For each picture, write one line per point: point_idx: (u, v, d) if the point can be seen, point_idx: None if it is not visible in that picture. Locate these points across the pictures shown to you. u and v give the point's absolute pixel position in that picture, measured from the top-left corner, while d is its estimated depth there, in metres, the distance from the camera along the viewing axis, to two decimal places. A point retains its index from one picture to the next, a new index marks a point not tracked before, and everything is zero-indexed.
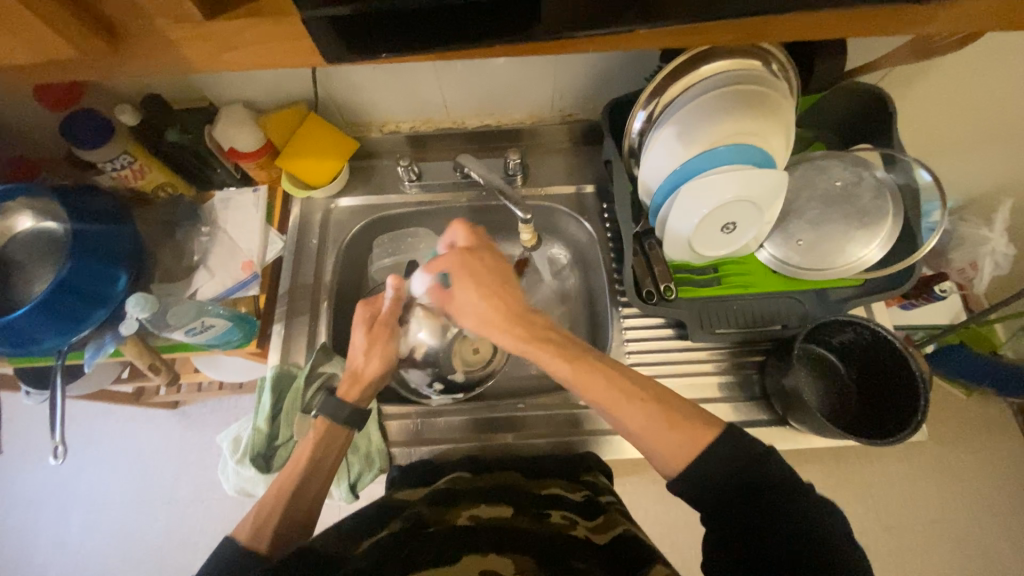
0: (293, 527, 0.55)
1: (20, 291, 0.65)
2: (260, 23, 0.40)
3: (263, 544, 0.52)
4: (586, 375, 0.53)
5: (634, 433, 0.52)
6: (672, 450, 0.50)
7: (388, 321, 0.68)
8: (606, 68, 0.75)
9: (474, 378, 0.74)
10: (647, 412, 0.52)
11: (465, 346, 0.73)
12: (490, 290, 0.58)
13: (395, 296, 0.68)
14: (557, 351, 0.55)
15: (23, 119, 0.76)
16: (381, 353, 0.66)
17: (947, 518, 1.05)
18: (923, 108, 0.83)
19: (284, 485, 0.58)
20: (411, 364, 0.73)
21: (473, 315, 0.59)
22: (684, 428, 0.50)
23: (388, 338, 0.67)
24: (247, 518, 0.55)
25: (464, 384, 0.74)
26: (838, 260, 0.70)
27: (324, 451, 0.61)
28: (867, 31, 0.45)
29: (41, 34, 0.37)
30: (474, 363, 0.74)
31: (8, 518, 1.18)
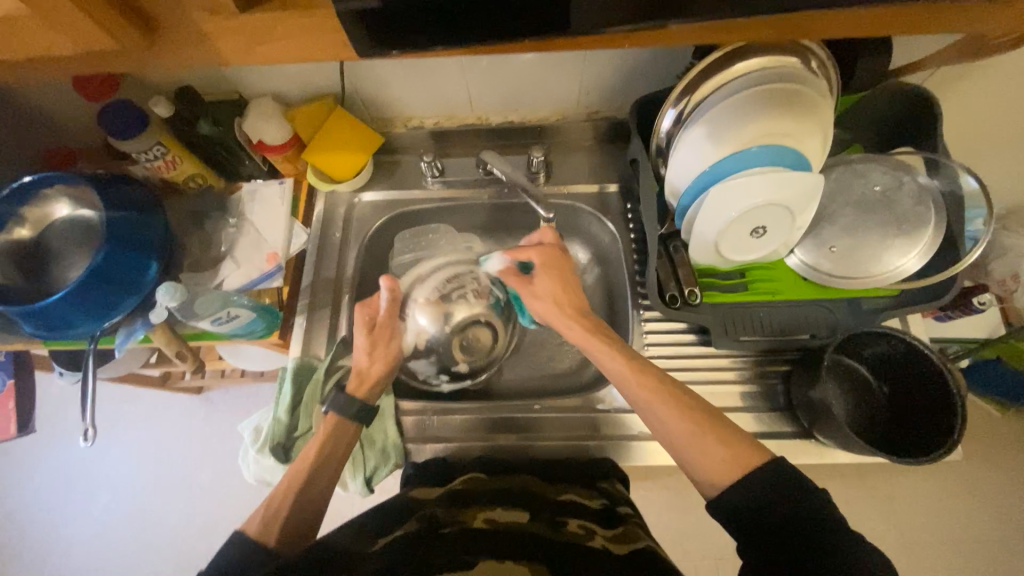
0: (302, 523, 0.55)
1: (57, 277, 0.67)
2: (291, 16, 0.40)
3: (272, 540, 0.52)
4: (638, 372, 0.57)
5: (677, 444, 0.53)
6: (714, 461, 0.50)
7: (389, 322, 0.70)
8: (635, 65, 0.73)
9: (478, 365, 0.78)
10: (693, 420, 0.53)
11: (467, 336, 0.76)
12: (559, 280, 0.67)
13: (391, 298, 0.69)
14: (614, 347, 0.60)
15: (63, 110, 0.79)
16: (384, 353, 0.68)
17: (978, 541, 1.00)
18: (970, 110, 0.79)
19: (294, 478, 0.58)
20: (416, 359, 0.74)
21: (546, 300, 0.66)
22: (726, 438, 0.51)
23: (392, 337, 0.69)
24: (257, 513, 0.55)
25: (469, 373, 0.77)
26: (872, 268, 0.67)
27: (333, 447, 0.62)
28: (919, 28, 0.43)
29: (81, 25, 0.38)
30: (475, 351, 0.77)
31: (40, 494, 1.23)
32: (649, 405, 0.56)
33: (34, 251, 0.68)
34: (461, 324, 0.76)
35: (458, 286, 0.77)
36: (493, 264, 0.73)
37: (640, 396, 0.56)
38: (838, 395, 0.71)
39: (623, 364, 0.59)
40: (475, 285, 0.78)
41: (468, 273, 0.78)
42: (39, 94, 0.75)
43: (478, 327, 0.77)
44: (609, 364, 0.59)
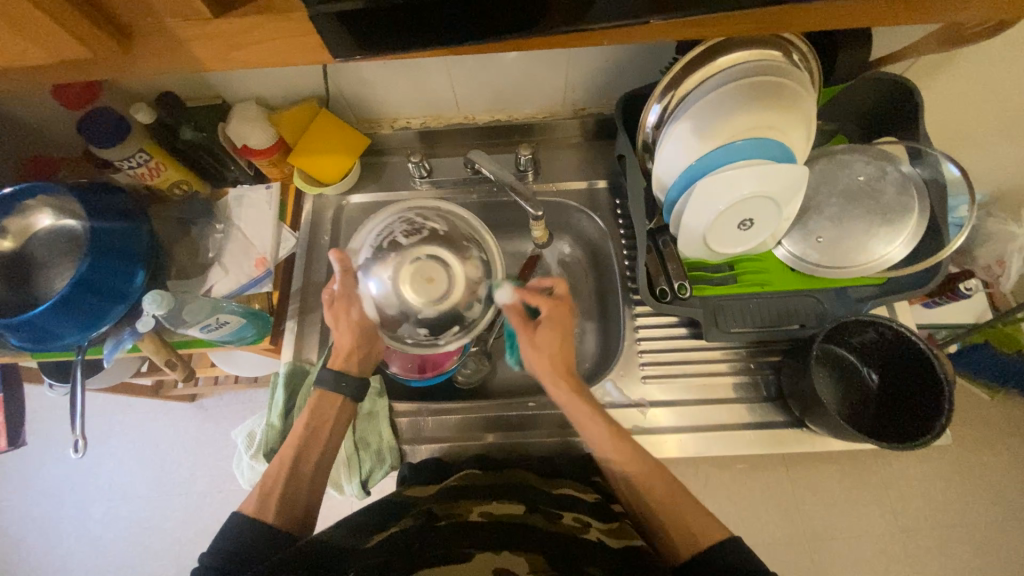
0: (297, 501, 0.56)
1: (41, 288, 0.66)
2: (268, 20, 0.39)
3: (269, 516, 0.54)
4: (619, 444, 0.58)
5: (647, 514, 0.55)
6: (682, 534, 0.52)
7: (344, 292, 0.65)
8: (619, 62, 0.73)
9: (453, 302, 0.65)
10: (666, 500, 0.55)
11: (418, 277, 0.64)
12: (559, 336, 0.62)
13: (342, 269, 0.64)
14: (602, 417, 0.59)
15: (43, 119, 0.78)
16: (349, 324, 0.65)
17: (968, 522, 1.02)
18: (952, 99, 0.80)
19: (282, 462, 0.58)
20: (390, 324, 0.64)
21: (542, 353, 0.61)
22: (692, 505, 0.54)
23: (351, 306, 0.65)
24: (254, 491, 0.57)
25: (448, 317, 0.65)
26: (859, 257, 0.67)
27: (315, 423, 0.61)
28: (895, 20, 0.43)
29: (54, 36, 0.37)
30: (436, 290, 0.64)
31: (33, 507, 1.22)
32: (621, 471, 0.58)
33: (16, 262, 0.67)
34: (409, 264, 0.65)
35: (391, 234, 0.67)
36: (500, 296, 0.64)
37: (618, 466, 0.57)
38: (827, 384, 0.72)
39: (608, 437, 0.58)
40: (406, 225, 0.68)
41: (397, 220, 0.69)
42: (17, 104, 0.74)
43: (426, 262, 0.65)
44: (592, 430, 0.59)
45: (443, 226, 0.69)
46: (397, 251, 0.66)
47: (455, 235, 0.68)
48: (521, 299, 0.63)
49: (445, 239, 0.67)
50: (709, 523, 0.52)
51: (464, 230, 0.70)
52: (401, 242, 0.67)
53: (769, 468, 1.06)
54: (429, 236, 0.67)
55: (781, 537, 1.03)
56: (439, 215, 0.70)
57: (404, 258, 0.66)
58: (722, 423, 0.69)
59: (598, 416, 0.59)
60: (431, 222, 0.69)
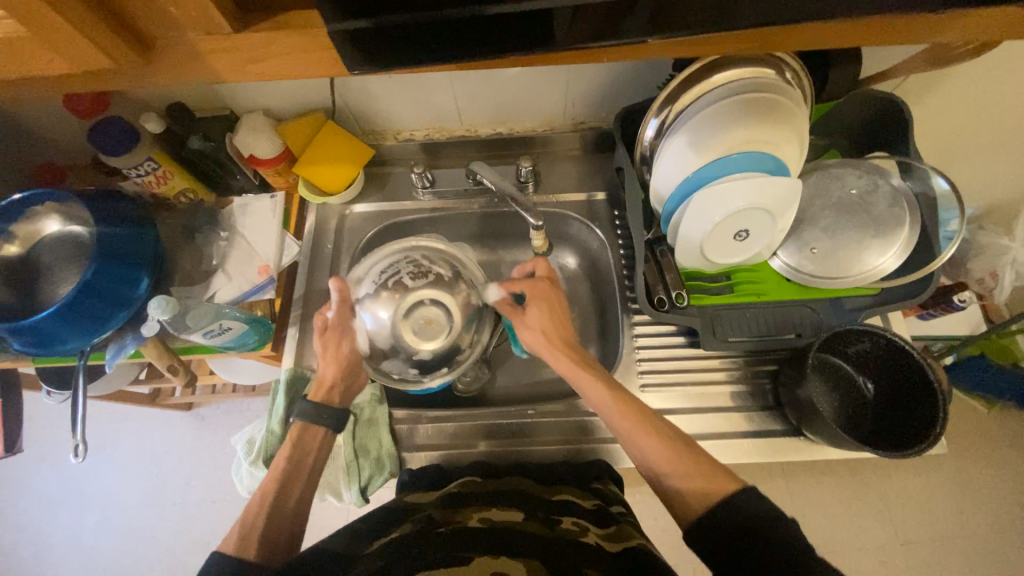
0: (280, 534, 0.54)
1: (45, 293, 0.67)
2: (285, 35, 0.41)
3: (251, 553, 0.51)
4: (625, 408, 0.58)
5: (658, 475, 0.54)
6: (693, 490, 0.51)
7: (338, 325, 0.65)
8: (618, 78, 0.75)
9: (446, 345, 0.70)
10: (674, 451, 0.54)
11: (418, 320, 0.70)
12: (545, 307, 0.65)
13: (339, 299, 0.65)
14: (603, 379, 0.60)
15: (54, 128, 0.79)
16: (336, 356, 0.64)
17: (969, 535, 1.02)
18: (941, 117, 0.82)
19: (264, 495, 0.56)
20: (380, 356, 0.69)
21: (535, 331, 0.64)
22: (702, 468, 0.52)
23: (343, 338, 0.65)
24: (233, 531, 0.53)
25: (439, 358, 0.70)
26: (852, 268, 0.69)
27: (299, 453, 0.61)
28: (884, 40, 0.44)
29: (81, 48, 0.38)
30: (431, 333, 0.70)
31: (25, 515, 1.20)
32: (635, 438, 0.56)
33: (22, 267, 0.68)
34: (409, 308, 0.70)
35: (396, 273, 0.72)
36: (488, 294, 0.69)
37: (624, 428, 0.57)
38: (823, 392, 0.72)
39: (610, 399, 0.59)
40: (413, 267, 0.73)
41: (403, 258, 0.74)
42: (29, 111, 0.75)
43: (428, 307, 0.71)
44: (596, 399, 0.59)
45: (447, 270, 0.74)
46: (400, 292, 0.71)
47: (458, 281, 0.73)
48: (508, 292, 0.68)
49: (448, 284, 0.73)
50: (723, 478, 0.51)
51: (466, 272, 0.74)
52: (406, 284, 0.72)
53: (768, 480, 1.06)
54: (434, 280, 0.72)
55: None
56: (446, 260, 0.74)
57: (406, 300, 0.71)
58: (720, 431, 0.70)
59: (601, 383, 0.59)
60: (437, 266, 0.74)
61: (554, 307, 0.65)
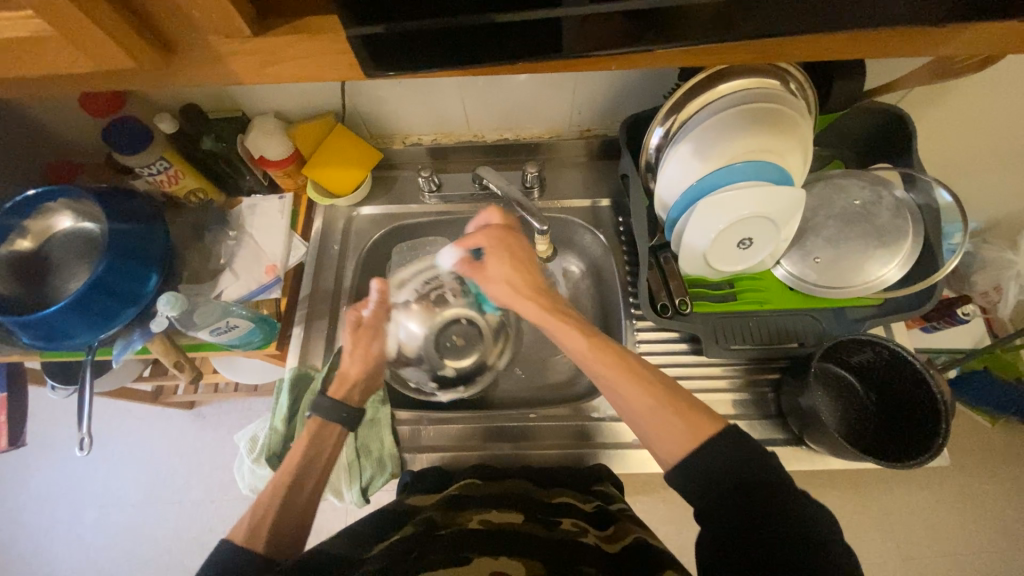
0: (288, 531, 0.54)
1: (55, 287, 0.68)
2: (302, 39, 0.42)
3: (259, 545, 0.51)
4: (600, 352, 0.55)
5: (639, 420, 0.52)
6: (674, 433, 0.49)
7: (372, 324, 0.69)
8: (625, 87, 0.76)
9: (468, 365, 0.78)
10: (652, 395, 0.52)
11: (447, 337, 0.78)
12: (512, 258, 0.63)
13: (378, 298, 0.70)
14: (575, 325, 0.58)
15: (70, 126, 0.81)
16: (364, 354, 0.66)
17: (971, 551, 1.01)
18: (945, 130, 0.83)
19: (277, 488, 0.56)
20: (403, 364, 0.75)
21: (500, 284, 0.63)
22: (683, 409, 0.50)
23: (374, 338, 0.68)
24: (244, 520, 0.54)
25: (458, 377, 0.77)
26: (855, 278, 0.69)
27: (315, 449, 0.60)
28: (888, 52, 0.45)
29: (104, 49, 0.39)
30: (460, 351, 0.78)
31: (24, 510, 1.21)
32: (611, 383, 0.54)
33: (33, 262, 0.69)
34: (444, 325, 0.78)
35: (438, 288, 0.79)
36: (448, 257, 0.69)
37: (600, 373, 0.54)
38: (826, 402, 0.72)
39: (583, 345, 0.56)
40: (454, 286, 0.79)
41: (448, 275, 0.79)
42: (45, 109, 0.77)
43: (460, 327, 0.79)
44: (569, 344, 0.57)
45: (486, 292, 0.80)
46: (439, 307, 0.78)
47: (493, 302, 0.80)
48: (466, 250, 0.67)
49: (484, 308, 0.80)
50: (702, 421, 0.49)
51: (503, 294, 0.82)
52: (446, 300, 0.79)
53: None
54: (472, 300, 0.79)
55: None
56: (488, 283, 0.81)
57: (444, 318, 0.78)
58: None
59: (572, 329, 0.57)
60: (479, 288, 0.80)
61: (519, 258, 0.63)
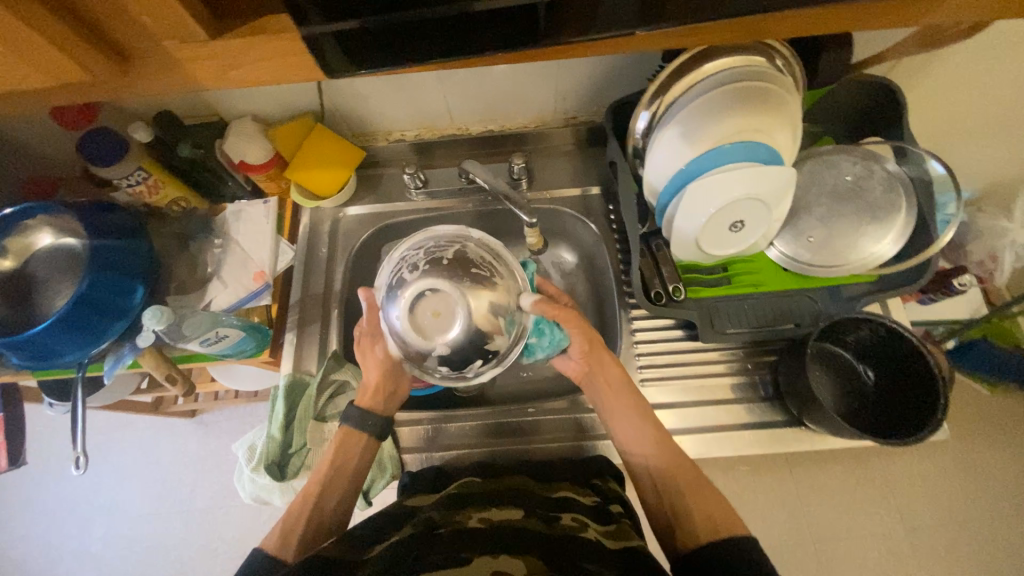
0: (318, 534, 0.58)
1: (40, 307, 0.67)
2: (263, 40, 0.41)
3: (290, 552, 0.55)
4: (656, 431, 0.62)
5: (671, 501, 0.57)
6: (707, 519, 0.53)
7: (371, 330, 0.66)
8: (608, 70, 0.74)
9: (468, 335, 0.59)
10: (692, 483, 0.57)
11: (424, 314, 0.59)
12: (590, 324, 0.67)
13: (370, 306, 0.66)
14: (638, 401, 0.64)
15: (43, 140, 0.79)
16: (374, 359, 0.65)
17: (974, 518, 1.02)
18: (938, 99, 0.82)
19: (307, 494, 0.60)
20: (415, 359, 0.61)
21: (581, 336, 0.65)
22: (720, 500, 0.55)
23: (375, 343, 0.66)
24: (275, 527, 0.57)
25: (471, 353, 0.59)
26: (849, 256, 0.69)
27: (341, 460, 0.62)
28: (874, 24, 0.43)
29: (57, 61, 0.38)
30: (448, 328, 0.59)
31: (34, 526, 1.21)
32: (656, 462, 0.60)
33: (15, 282, 0.68)
34: (416, 304, 0.59)
35: (400, 267, 0.63)
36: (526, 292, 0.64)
37: (652, 450, 0.61)
38: (824, 382, 0.72)
39: (641, 420, 0.62)
40: (414, 260, 0.64)
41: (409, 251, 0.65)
42: (18, 125, 0.75)
43: (432, 298, 0.59)
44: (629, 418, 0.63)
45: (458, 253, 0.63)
46: (403, 287, 0.61)
47: (471, 266, 0.62)
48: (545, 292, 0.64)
49: (459, 267, 0.62)
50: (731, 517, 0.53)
51: (474, 256, 0.64)
52: (408, 278, 0.62)
53: (773, 471, 1.05)
54: (437, 266, 0.62)
55: (786, 540, 1.03)
56: (455, 246, 0.65)
57: (411, 294, 0.60)
58: (722, 424, 0.70)
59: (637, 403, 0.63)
60: (442, 253, 0.64)
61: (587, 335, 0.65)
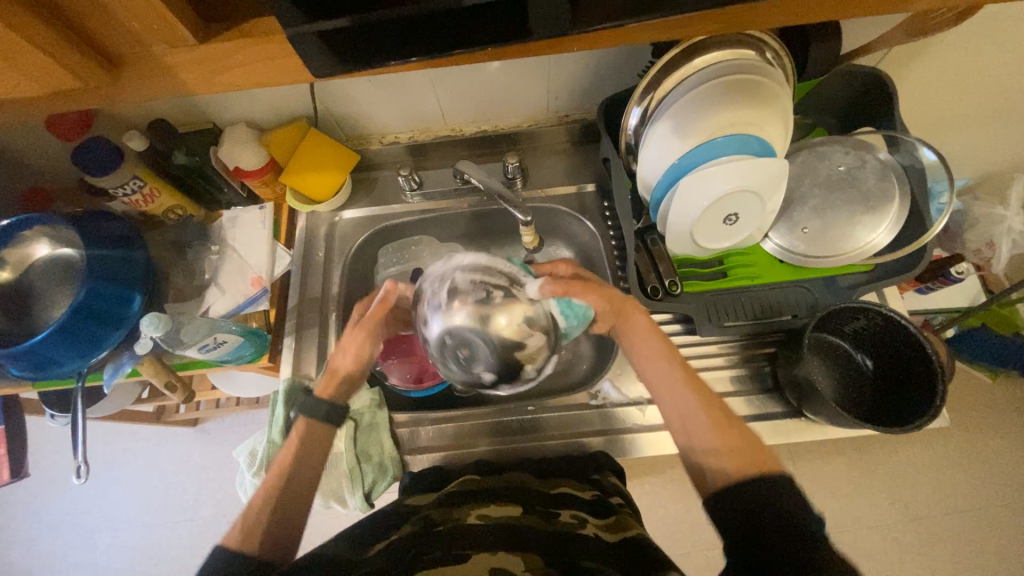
0: (285, 529, 0.53)
1: (39, 317, 0.67)
2: (252, 44, 0.41)
3: (254, 546, 0.50)
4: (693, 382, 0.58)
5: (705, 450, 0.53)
6: (739, 460, 0.50)
7: (371, 322, 0.64)
8: (599, 68, 0.75)
9: (506, 359, 0.54)
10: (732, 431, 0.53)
11: (456, 352, 0.55)
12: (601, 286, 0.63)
13: (383, 298, 0.64)
14: (671, 352, 0.60)
15: (39, 152, 0.79)
16: (356, 352, 0.64)
17: (978, 506, 1.02)
18: (929, 88, 0.82)
19: (270, 488, 0.56)
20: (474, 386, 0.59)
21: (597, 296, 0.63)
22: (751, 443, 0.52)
23: (365, 337, 0.64)
24: (236, 525, 0.53)
25: (517, 371, 0.56)
26: (845, 246, 0.69)
27: (308, 449, 0.60)
28: (862, 10, 0.44)
29: (46, 69, 0.38)
30: (483, 360, 0.55)
31: (38, 539, 1.21)
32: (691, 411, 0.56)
33: (14, 293, 0.68)
34: (443, 346, 0.56)
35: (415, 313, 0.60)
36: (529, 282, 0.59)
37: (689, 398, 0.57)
38: (823, 373, 0.72)
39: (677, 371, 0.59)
40: (419, 303, 0.59)
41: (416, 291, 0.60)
42: (13, 137, 0.75)
43: (454, 338, 0.55)
44: (661, 370, 0.59)
45: (451, 286, 0.56)
46: (426, 334, 0.57)
47: (472, 293, 0.56)
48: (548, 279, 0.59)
49: (457, 299, 0.56)
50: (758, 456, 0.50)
51: (465, 281, 0.56)
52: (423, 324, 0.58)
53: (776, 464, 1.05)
54: (438, 307, 0.56)
55: None
56: (445, 284, 0.57)
57: (433, 340, 0.57)
58: None
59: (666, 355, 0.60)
60: (436, 293, 0.57)
61: (606, 293, 0.62)
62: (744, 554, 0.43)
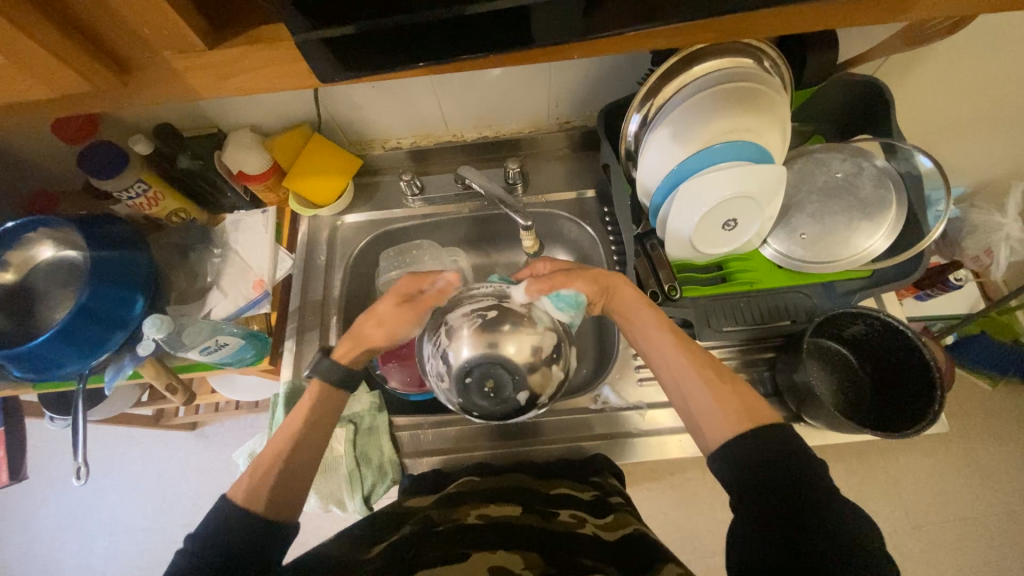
0: (290, 494, 0.53)
1: (42, 319, 0.68)
2: (258, 50, 0.42)
3: (260, 506, 0.50)
4: (687, 349, 0.57)
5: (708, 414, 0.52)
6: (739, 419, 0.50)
7: (423, 308, 0.63)
8: (599, 75, 0.76)
9: (528, 376, 0.54)
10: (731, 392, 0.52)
11: (483, 384, 0.55)
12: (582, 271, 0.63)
13: (443, 288, 0.64)
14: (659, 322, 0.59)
15: (45, 155, 0.80)
16: (393, 329, 0.62)
17: (979, 513, 1.01)
18: (926, 96, 0.83)
19: (279, 449, 0.55)
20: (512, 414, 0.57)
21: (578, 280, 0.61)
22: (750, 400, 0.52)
23: (410, 319, 0.62)
24: (243, 479, 0.53)
25: (543, 383, 0.55)
26: (843, 252, 0.69)
27: (320, 415, 0.59)
28: (856, 20, 0.44)
29: (57, 73, 0.39)
30: (510, 385, 0.54)
31: (35, 542, 1.20)
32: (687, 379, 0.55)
33: (17, 295, 0.69)
34: (467, 386, 0.55)
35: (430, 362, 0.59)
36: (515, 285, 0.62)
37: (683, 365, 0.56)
38: (823, 378, 0.73)
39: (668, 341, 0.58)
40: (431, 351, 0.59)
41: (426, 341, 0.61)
42: (20, 141, 0.76)
43: (475, 375, 0.54)
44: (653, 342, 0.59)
45: (449, 328, 0.57)
46: (450, 379, 0.56)
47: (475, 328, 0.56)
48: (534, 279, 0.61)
49: (458, 335, 0.56)
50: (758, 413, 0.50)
51: (458, 319, 0.58)
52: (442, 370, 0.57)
53: None
54: (447, 348, 0.56)
55: None
56: (443, 328, 0.58)
57: (458, 383, 0.55)
58: None
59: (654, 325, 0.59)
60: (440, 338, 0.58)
61: (591, 275, 0.61)
62: (746, 503, 0.45)
